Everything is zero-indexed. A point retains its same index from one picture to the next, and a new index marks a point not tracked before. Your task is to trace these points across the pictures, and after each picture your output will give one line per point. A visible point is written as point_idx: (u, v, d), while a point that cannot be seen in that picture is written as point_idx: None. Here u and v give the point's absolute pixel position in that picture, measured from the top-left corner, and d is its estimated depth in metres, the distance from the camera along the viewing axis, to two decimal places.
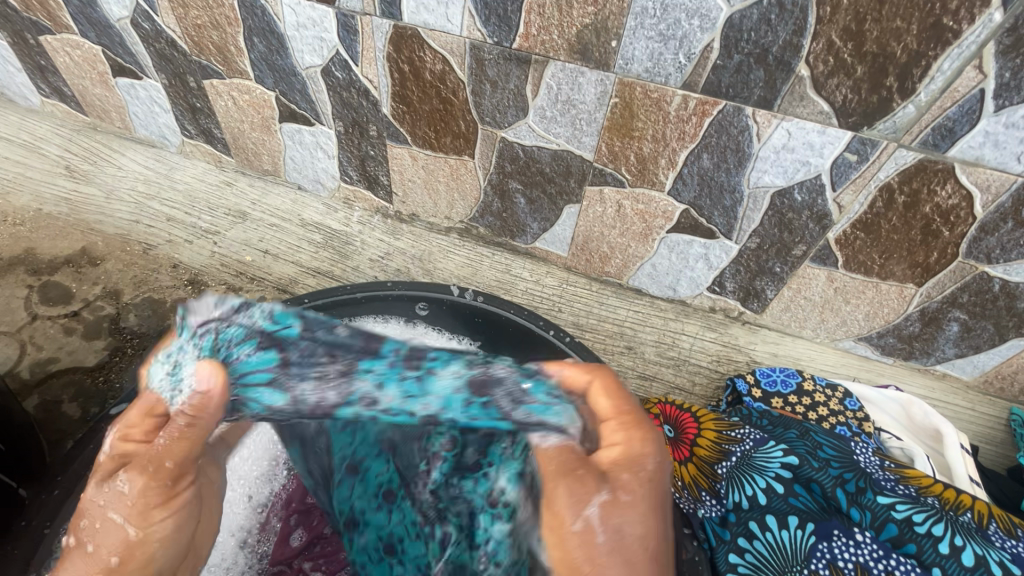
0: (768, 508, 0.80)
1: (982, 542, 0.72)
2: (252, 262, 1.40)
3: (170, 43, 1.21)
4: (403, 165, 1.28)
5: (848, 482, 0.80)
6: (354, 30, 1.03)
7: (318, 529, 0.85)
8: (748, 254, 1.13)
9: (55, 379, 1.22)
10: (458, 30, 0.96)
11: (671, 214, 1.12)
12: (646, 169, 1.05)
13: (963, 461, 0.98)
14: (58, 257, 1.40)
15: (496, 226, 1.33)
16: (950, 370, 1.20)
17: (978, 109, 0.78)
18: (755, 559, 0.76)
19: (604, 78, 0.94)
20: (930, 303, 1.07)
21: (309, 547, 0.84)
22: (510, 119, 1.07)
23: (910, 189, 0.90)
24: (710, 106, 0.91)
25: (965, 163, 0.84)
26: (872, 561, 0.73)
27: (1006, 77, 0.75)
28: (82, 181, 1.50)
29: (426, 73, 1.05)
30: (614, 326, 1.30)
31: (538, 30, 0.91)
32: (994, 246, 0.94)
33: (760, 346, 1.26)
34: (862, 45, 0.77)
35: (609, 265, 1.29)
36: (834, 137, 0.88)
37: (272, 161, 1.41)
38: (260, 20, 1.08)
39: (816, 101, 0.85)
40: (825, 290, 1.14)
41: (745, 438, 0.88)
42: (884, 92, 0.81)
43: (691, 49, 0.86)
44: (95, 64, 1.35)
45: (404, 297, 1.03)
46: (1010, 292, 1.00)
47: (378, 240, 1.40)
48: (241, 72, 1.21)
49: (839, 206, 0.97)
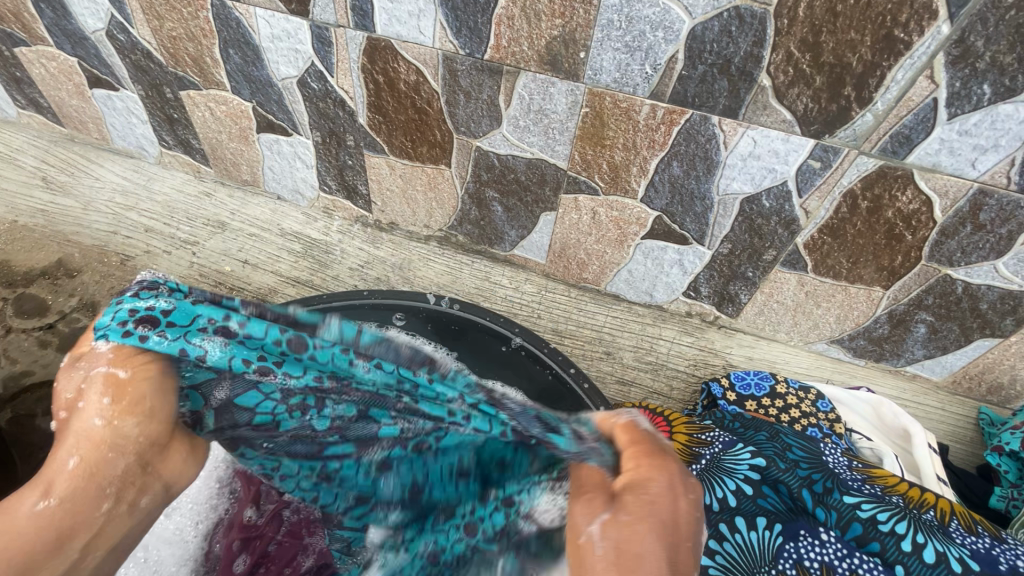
0: (737, 510, 0.80)
1: (942, 538, 0.74)
2: (232, 273, 1.40)
3: (146, 54, 1.21)
4: (381, 175, 1.29)
5: (816, 482, 0.81)
6: (328, 42, 1.04)
7: (261, 550, 0.83)
8: (721, 259, 1.15)
9: (28, 393, 1.21)
10: (430, 42, 0.98)
11: (644, 221, 1.14)
12: (619, 177, 1.07)
13: (930, 460, 1.00)
14: (33, 269, 1.39)
15: (475, 234, 1.34)
16: (920, 371, 1.22)
17: (932, 118, 0.81)
18: (725, 560, 0.76)
19: (575, 88, 0.95)
20: (897, 306, 1.10)
21: (253, 567, 0.82)
22: (484, 129, 1.08)
23: (873, 195, 0.93)
24: (678, 116, 0.93)
25: (923, 170, 0.87)
26: (837, 560, 0.73)
27: (956, 86, 0.77)
28: (59, 192, 1.49)
29: (400, 84, 1.07)
30: (592, 332, 1.31)
31: (508, 41, 0.93)
32: (955, 250, 0.96)
33: (735, 350, 1.29)
34: (820, 57, 0.80)
35: (586, 271, 1.31)
36: (798, 145, 0.90)
37: (250, 171, 1.42)
38: (235, 32, 1.09)
39: (779, 110, 0.87)
40: (797, 294, 1.16)
41: (715, 440, 0.91)
42: (842, 101, 0.83)
43: (657, 60, 0.88)
44: (71, 76, 1.34)
45: (382, 306, 1.04)
46: (973, 294, 1.02)
47: (358, 249, 1.41)
48: (218, 83, 1.21)
49: (805, 212, 1.00)
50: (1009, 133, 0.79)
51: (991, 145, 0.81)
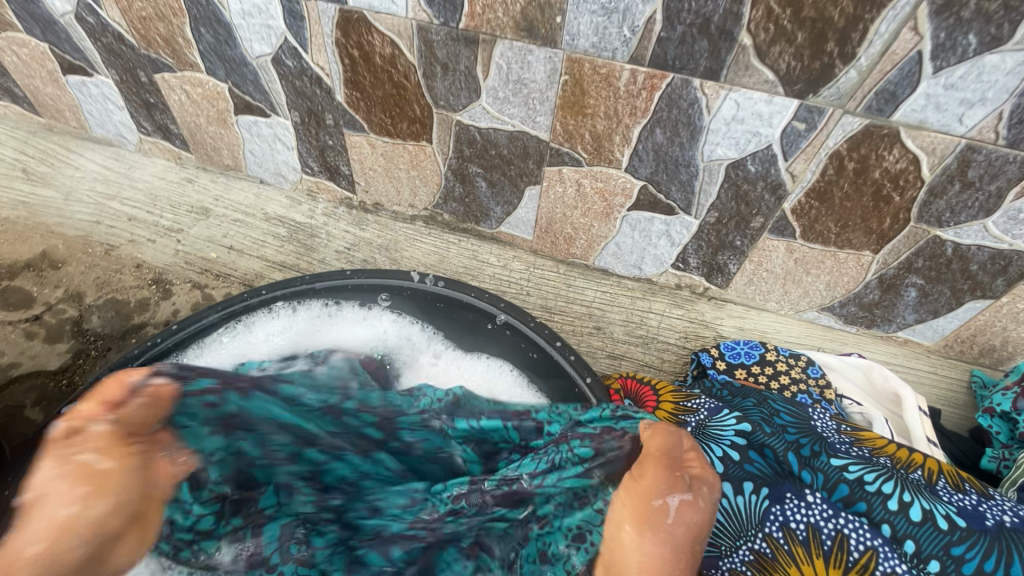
0: (724, 476, 0.80)
1: (929, 497, 0.74)
2: (217, 259, 1.39)
3: (117, 37, 1.18)
4: (363, 154, 1.27)
5: (803, 446, 0.81)
6: (300, 16, 1.01)
7: None
8: (709, 228, 1.14)
9: (17, 384, 1.21)
10: (404, 12, 0.95)
11: (630, 191, 1.12)
12: (601, 147, 1.05)
13: (920, 423, 1.00)
14: (17, 261, 1.37)
15: (461, 212, 1.33)
16: (912, 335, 1.21)
17: (917, 72, 0.79)
18: (712, 525, 0.76)
19: (552, 55, 0.93)
20: (887, 270, 1.09)
21: None
22: (463, 102, 1.06)
23: (859, 156, 0.91)
24: (658, 80, 0.91)
25: (910, 127, 0.85)
26: (822, 521, 0.72)
27: (941, 37, 0.75)
28: (40, 183, 1.47)
29: (375, 58, 1.04)
30: (582, 308, 1.30)
31: (482, 8, 0.90)
32: (944, 209, 0.95)
33: (726, 321, 1.28)
34: (801, 11, 0.77)
35: (574, 246, 1.30)
36: (781, 106, 0.88)
37: (232, 155, 1.40)
38: (204, 9, 1.06)
39: (761, 69, 0.85)
40: (786, 261, 1.15)
41: (700, 408, 0.90)
42: (826, 58, 0.81)
43: (635, 22, 0.85)
44: (44, 63, 1.32)
45: (366, 286, 1.03)
46: (963, 255, 1.01)
47: (344, 232, 1.39)
48: (191, 64, 1.18)
49: (792, 175, 0.98)
50: (996, 85, 0.77)
51: (978, 99, 0.79)
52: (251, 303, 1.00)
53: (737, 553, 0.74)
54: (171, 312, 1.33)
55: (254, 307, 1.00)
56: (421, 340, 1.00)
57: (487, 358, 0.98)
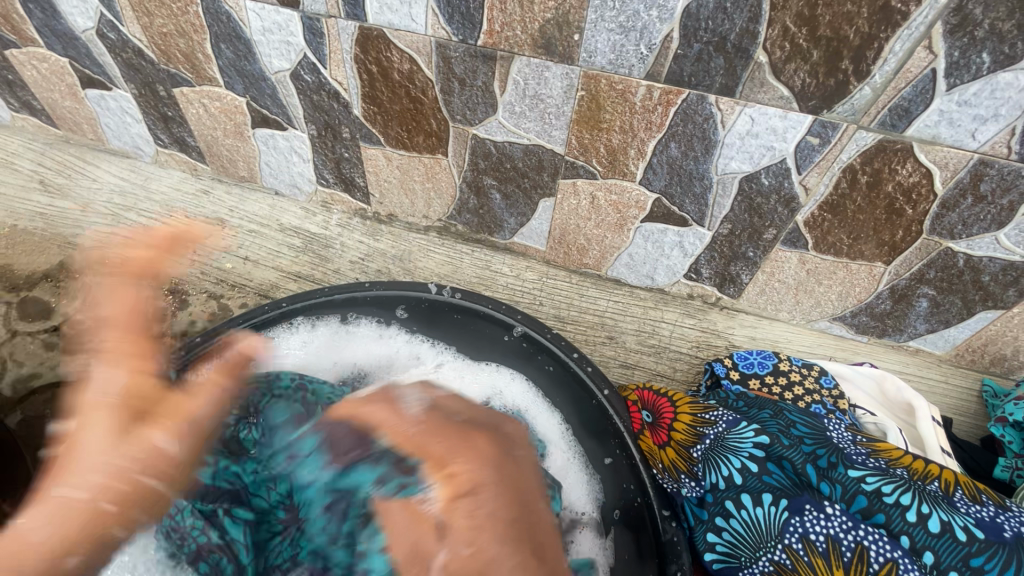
0: (743, 488, 0.81)
1: (947, 508, 0.75)
2: (233, 269, 1.40)
3: (137, 52, 1.20)
4: (378, 166, 1.28)
5: (820, 457, 0.82)
6: (320, 33, 1.03)
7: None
8: (722, 240, 1.15)
9: (37, 395, 1.23)
10: (423, 29, 0.97)
11: (644, 204, 1.13)
12: (616, 160, 1.07)
13: (934, 434, 1.00)
14: (35, 272, 1.39)
15: (474, 223, 1.34)
16: (923, 345, 1.22)
17: (931, 88, 0.80)
18: (731, 537, 0.79)
19: (569, 71, 0.95)
20: (899, 281, 1.10)
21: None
22: (480, 116, 1.08)
23: (872, 170, 0.92)
24: (674, 96, 0.92)
25: (923, 142, 0.86)
26: (841, 532, 0.73)
27: (955, 55, 0.76)
28: (57, 195, 1.49)
29: (394, 74, 1.06)
30: (595, 317, 1.31)
31: (500, 26, 0.92)
32: (956, 222, 0.96)
33: (737, 330, 1.29)
34: (816, 30, 0.79)
35: (587, 256, 1.31)
36: (796, 122, 0.89)
37: (247, 167, 1.41)
38: (225, 26, 1.08)
39: (776, 86, 0.86)
40: (798, 272, 1.16)
41: (719, 419, 0.90)
42: (840, 75, 0.82)
43: (652, 40, 0.87)
44: (64, 77, 1.34)
45: (385, 298, 1.04)
46: (974, 266, 1.02)
47: (358, 242, 1.41)
48: (210, 79, 1.20)
49: (805, 188, 0.99)
50: (1009, 102, 0.78)
51: (990, 115, 0.80)
52: (270, 316, 1.00)
53: (757, 565, 0.76)
54: (187, 322, 1.34)
55: (272, 320, 1.00)
56: (429, 357, 1.03)
57: (496, 365, 1.01)
